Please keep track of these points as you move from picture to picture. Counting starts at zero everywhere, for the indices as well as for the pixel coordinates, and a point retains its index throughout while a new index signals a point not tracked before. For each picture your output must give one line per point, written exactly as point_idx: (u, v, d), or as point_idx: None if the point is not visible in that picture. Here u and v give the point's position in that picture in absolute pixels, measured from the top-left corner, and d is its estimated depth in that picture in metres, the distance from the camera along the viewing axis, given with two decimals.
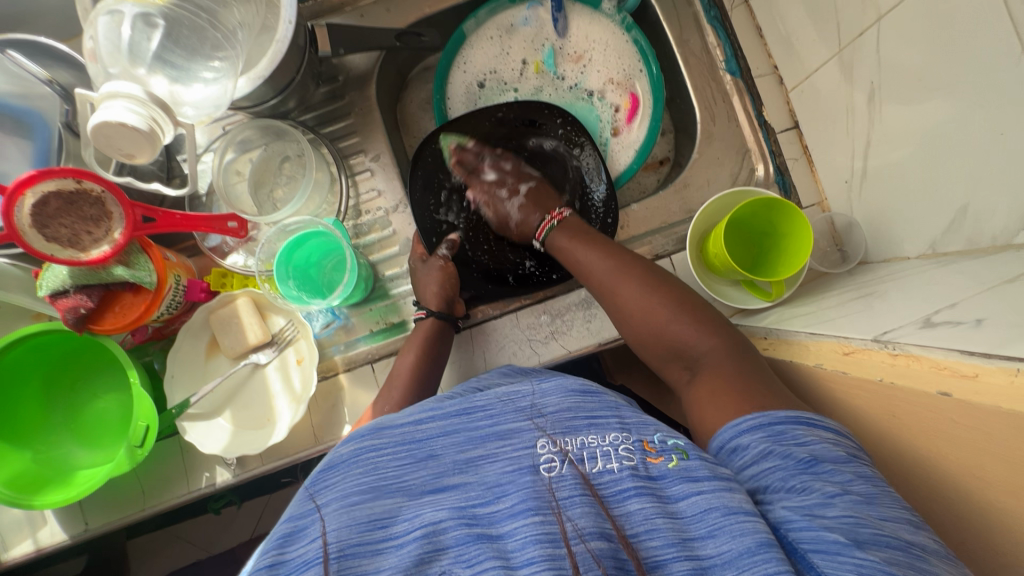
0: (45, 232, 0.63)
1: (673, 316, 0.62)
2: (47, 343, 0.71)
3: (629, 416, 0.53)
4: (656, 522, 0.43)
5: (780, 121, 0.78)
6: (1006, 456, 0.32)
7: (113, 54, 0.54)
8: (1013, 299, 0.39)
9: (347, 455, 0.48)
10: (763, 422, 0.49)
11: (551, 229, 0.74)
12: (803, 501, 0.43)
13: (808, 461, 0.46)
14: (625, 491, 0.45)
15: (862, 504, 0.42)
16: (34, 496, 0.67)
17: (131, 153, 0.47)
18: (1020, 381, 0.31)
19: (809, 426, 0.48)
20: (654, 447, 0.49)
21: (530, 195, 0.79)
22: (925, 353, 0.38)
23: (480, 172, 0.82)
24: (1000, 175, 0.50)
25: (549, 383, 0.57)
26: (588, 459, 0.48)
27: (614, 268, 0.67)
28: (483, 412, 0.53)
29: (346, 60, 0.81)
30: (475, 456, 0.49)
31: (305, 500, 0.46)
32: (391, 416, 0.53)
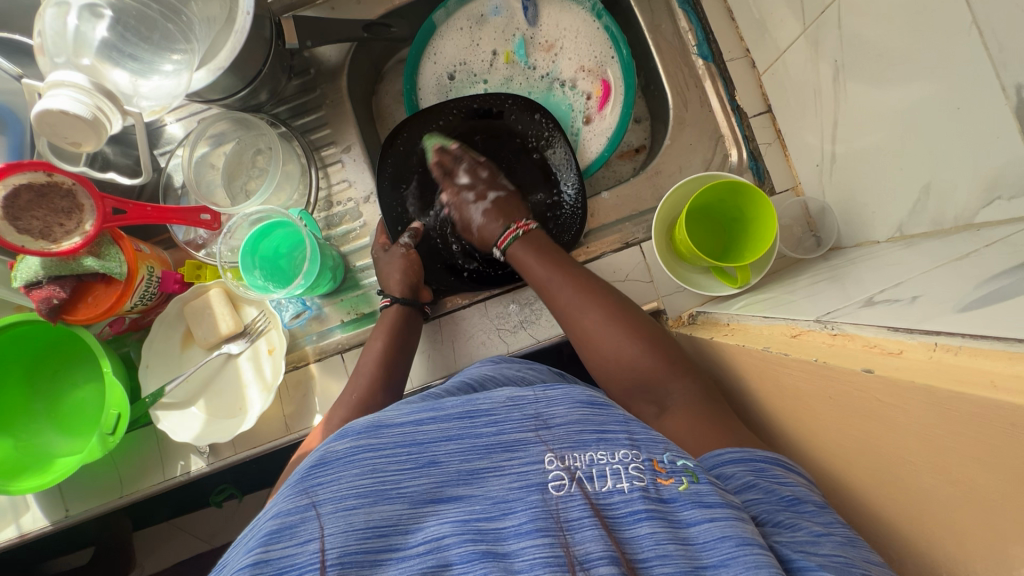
0: (17, 223, 0.65)
1: (641, 352, 0.61)
2: (26, 334, 0.73)
3: (639, 431, 0.49)
4: (667, 547, 0.40)
5: (753, 106, 0.76)
6: (917, 434, 0.31)
7: (59, 43, 0.56)
8: (950, 277, 0.38)
9: (344, 452, 0.44)
10: (746, 457, 0.49)
11: (515, 239, 0.72)
12: (794, 536, 0.42)
13: (791, 499, 0.44)
14: (635, 515, 0.42)
15: (850, 546, 0.40)
16: (13, 481, 0.68)
17: (77, 141, 0.48)
18: (937, 355, 0.30)
19: (786, 468, 0.48)
20: (664, 468, 0.45)
21: (495, 205, 0.76)
22: (859, 331, 0.37)
23: (455, 176, 0.80)
24: (958, 152, 0.49)
25: (556, 390, 0.52)
26: (597, 477, 0.44)
27: (579, 295, 0.65)
28: (487, 418, 0.48)
29: (317, 53, 0.82)
30: (479, 468, 0.45)
31: (298, 494, 0.41)
32: (389, 412, 0.48)
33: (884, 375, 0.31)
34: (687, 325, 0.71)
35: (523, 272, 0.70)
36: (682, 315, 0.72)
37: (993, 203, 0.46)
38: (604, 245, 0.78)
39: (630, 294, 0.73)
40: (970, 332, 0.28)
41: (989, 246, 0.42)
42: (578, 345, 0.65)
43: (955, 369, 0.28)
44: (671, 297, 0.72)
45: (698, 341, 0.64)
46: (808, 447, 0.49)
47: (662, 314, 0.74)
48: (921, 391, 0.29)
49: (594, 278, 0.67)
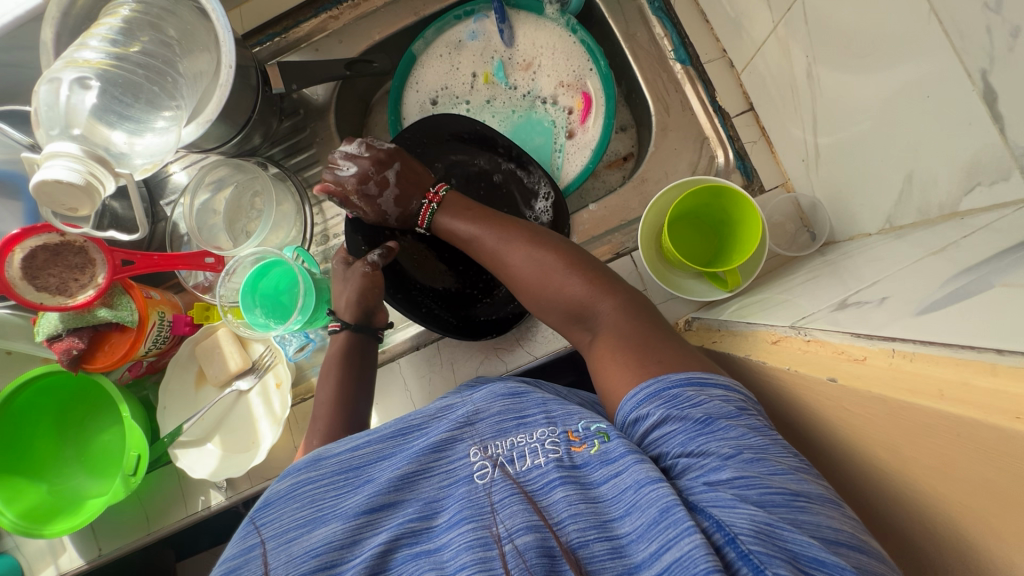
0: (36, 282, 0.69)
1: (565, 273, 0.60)
2: (50, 384, 0.77)
3: (555, 408, 0.53)
4: (578, 507, 0.43)
5: (734, 105, 0.76)
6: (891, 443, 0.30)
7: (53, 117, 0.60)
8: (923, 276, 0.37)
9: (284, 490, 0.50)
10: (657, 387, 0.48)
11: (433, 213, 0.70)
12: (699, 466, 0.43)
13: (704, 420, 0.45)
14: (551, 483, 0.46)
15: (755, 460, 0.42)
16: (46, 525, 0.72)
17: (73, 206, 0.52)
18: (894, 361, 0.29)
19: (701, 386, 0.47)
20: (578, 436, 0.49)
21: (401, 182, 0.70)
22: (827, 337, 0.36)
23: (337, 167, 0.71)
24: (935, 140, 0.48)
25: (479, 392, 0.57)
26: (517, 458, 0.48)
27: (500, 241, 0.65)
28: (418, 432, 0.55)
29: (305, 94, 0.85)
30: (410, 472, 0.50)
31: (247, 536, 0.48)
32: (330, 445, 0.54)
33: (846, 385, 0.31)
34: (684, 332, 0.69)
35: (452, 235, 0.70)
36: (678, 321, 0.70)
37: (974, 190, 0.45)
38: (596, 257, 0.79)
39: None
40: (921, 337, 0.28)
41: (969, 236, 0.40)
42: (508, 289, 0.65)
43: (909, 378, 0.27)
44: (665, 304, 0.71)
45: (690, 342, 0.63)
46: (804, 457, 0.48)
47: None
48: (879, 401, 0.29)
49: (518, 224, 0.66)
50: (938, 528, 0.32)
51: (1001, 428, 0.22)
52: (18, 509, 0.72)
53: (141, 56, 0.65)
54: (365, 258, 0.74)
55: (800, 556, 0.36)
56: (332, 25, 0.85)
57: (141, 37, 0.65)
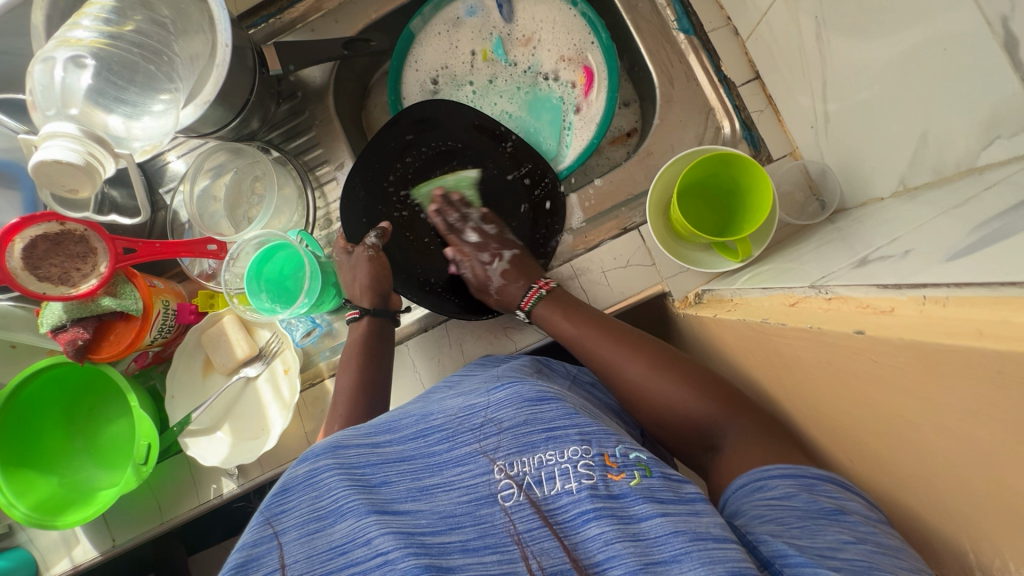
0: (38, 272, 0.68)
1: (686, 389, 0.57)
2: (56, 377, 0.76)
3: (589, 425, 0.50)
4: (616, 547, 0.40)
5: (740, 74, 0.74)
6: (918, 393, 0.29)
7: (47, 97, 0.59)
8: (946, 229, 0.36)
9: (303, 477, 0.47)
10: (795, 472, 0.46)
11: (539, 299, 0.69)
12: (812, 542, 0.40)
13: (833, 509, 0.42)
14: (585, 515, 0.43)
15: (882, 552, 0.38)
16: (59, 517, 0.72)
17: (74, 188, 0.51)
18: (926, 309, 0.28)
19: (842, 486, 0.44)
20: (614, 462, 0.46)
21: (513, 263, 0.74)
22: (851, 293, 0.36)
23: (462, 234, 0.78)
24: (954, 93, 0.47)
25: (506, 390, 0.53)
26: (546, 480, 0.45)
27: (613, 345, 0.63)
28: (439, 435, 0.51)
29: (302, 76, 0.83)
30: (430, 483, 0.47)
31: (261, 526, 0.45)
32: (348, 433, 0.52)
33: (874, 335, 0.30)
34: (694, 305, 0.69)
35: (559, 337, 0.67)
36: (688, 295, 0.70)
37: (994, 143, 0.44)
38: (602, 233, 0.77)
39: (634, 280, 0.72)
40: (957, 281, 0.27)
41: (988, 189, 0.40)
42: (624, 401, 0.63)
43: (945, 322, 0.26)
44: (675, 278, 0.70)
45: (702, 323, 0.63)
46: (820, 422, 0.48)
47: (669, 296, 0.72)
48: (910, 347, 0.27)
49: (632, 332, 0.64)
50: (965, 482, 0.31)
51: None
52: (31, 501, 0.72)
53: (135, 35, 0.63)
54: (363, 243, 0.75)
55: None
56: (327, 4, 0.83)
57: (134, 16, 0.64)
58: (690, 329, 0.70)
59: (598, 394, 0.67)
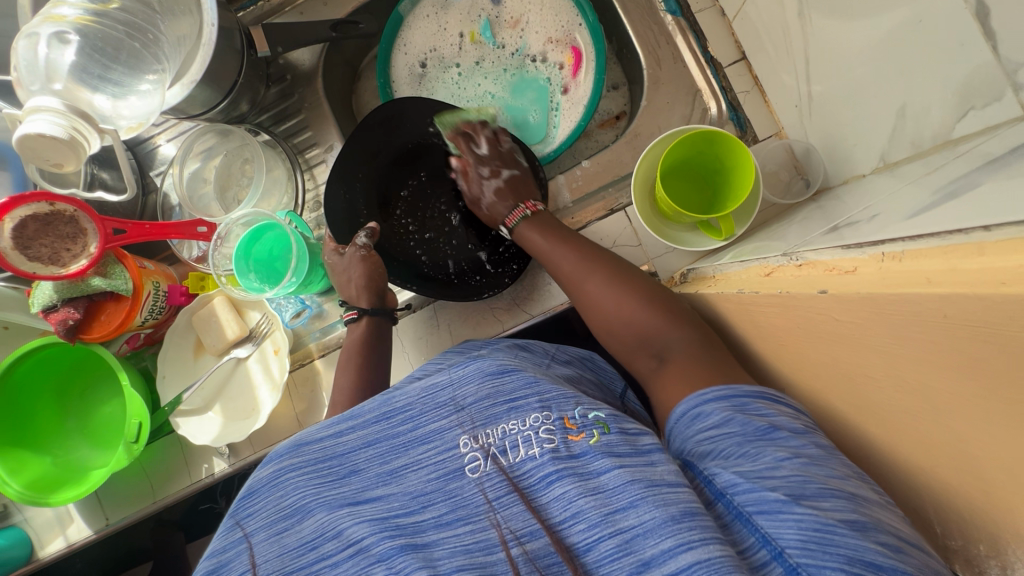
0: (28, 252, 0.68)
1: (643, 304, 0.60)
2: (48, 357, 0.77)
3: (550, 390, 0.49)
4: (579, 504, 0.41)
5: (727, 55, 0.74)
6: (875, 351, 0.30)
7: (32, 72, 0.61)
8: (916, 193, 0.36)
9: (269, 478, 0.47)
10: (728, 394, 0.48)
11: (522, 218, 0.71)
12: (753, 465, 0.42)
13: (766, 428, 0.44)
14: (547, 478, 0.43)
15: (814, 464, 0.40)
16: (53, 495, 0.73)
17: (58, 161, 0.53)
18: (884, 265, 0.29)
19: (772, 401, 0.47)
20: (575, 424, 0.46)
21: (509, 183, 0.74)
22: (819, 258, 0.36)
23: (474, 143, 0.77)
24: (931, 65, 0.47)
25: (467, 368, 0.53)
26: (510, 449, 0.46)
27: (579, 261, 0.65)
28: (404, 415, 0.50)
29: (291, 59, 0.84)
30: (398, 465, 0.47)
31: (230, 531, 0.46)
32: (311, 429, 0.51)
33: (835, 293, 0.31)
34: (680, 285, 0.69)
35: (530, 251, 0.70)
36: (674, 275, 0.70)
37: (968, 114, 0.44)
38: (589, 214, 0.77)
39: (620, 260, 0.73)
40: (912, 235, 0.28)
41: (959, 157, 0.40)
42: (580, 310, 0.66)
43: (897, 274, 0.27)
44: (661, 258, 0.71)
45: (686, 299, 0.63)
46: (797, 394, 0.48)
47: (655, 277, 0.72)
48: (868, 301, 0.28)
49: (596, 248, 0.66)
50: (925, 444, 0.31)
51: (990, 297, 0.21)
52: (24, 479, 0.73)
53: (121, 13, 0.64)
54: (355, 243, 0.74)
55: (856, 560, 0.35)
56: None
57: None
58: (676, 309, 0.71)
59: (583, 370, 0.67)
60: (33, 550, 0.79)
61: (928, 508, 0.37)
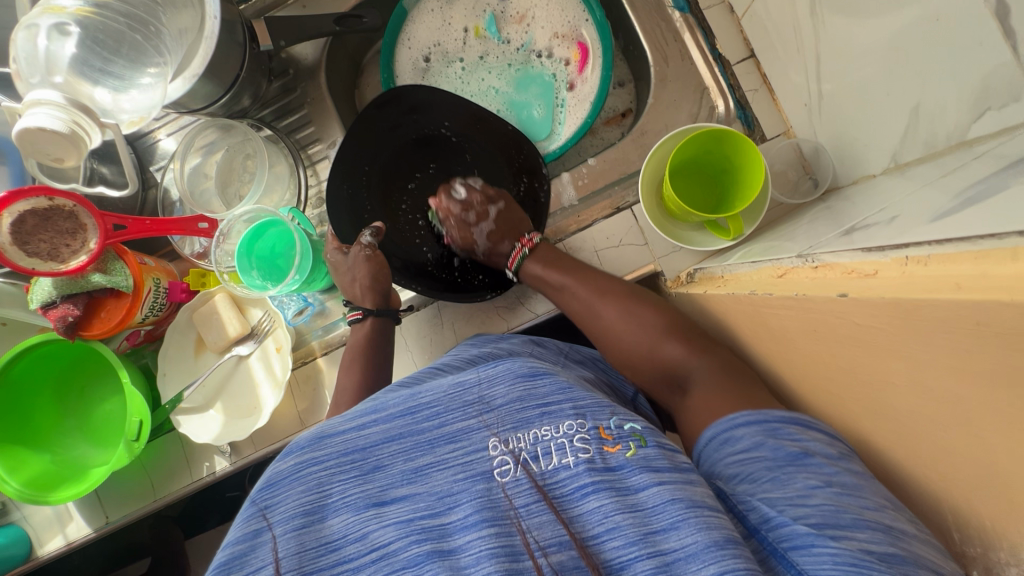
0: (26, 248, 0.67)
1: (663, 335, 0.60)
2: (47, 354, 0.76)
3: (584, 398, 0.49)
4: (616, 519, 0.41)
5: (735, 53, 0.73)
6: (898, 356, 0.29)
7: (32, 66, 0.60)
8: (936, 195, 0.36)
9: (290, 471, 0.46)
10: (758, 418, 0.48)
11: (524, 257, 0.72)
12: (784, 493, 0.42)
13: (797, 454, 0.44)
14: (582, 489, 0.43)
15: (848, 494, 0.40)
16: (52, 493, 0.72)
17: (59, 156, 0.52)
18: (908, 269, 0.28)
19: (805, 426, 0.46)
20: (610, 434, 0.46)
21: (499, 219, 0.75)
22: (837, 260, 0.36)
23: (451, 191, 0.79)
24: (946, 64, 0.47)
25: (499, 367, 0.52)
26: (542, 455, 0.45)
27: (594, 291, 0.65)
28: (428, 411, 0.50)
29: (294, 53, 0.83)
30: (423, 463, 0.46)
31: (249, 519, 0.44)
32: (334, 421, 0.50)
33: (857, 297, 0.30)
34: (686, 285, 0.69)
35: (541, 288, 0.70)
36: (680, 275, 0.70)
37: (984, 115, 0.44)
38: (595, 212, 0.77)
39: (626, 259, 0.72)
40: (938, 238, 0.27)
41: (976, 159, 0.40)
42: (597, 343, 0.66)
43: (924, 279, 0.26)
44: (668, 258, 0.70)
45: (694, 300, 0.63)
46: (809, 396, 0.48)
47: (661, 276, 0.72)
48: (892, 305, 0.27)
49: (609, 277, 0.67)
50: (946, 449, 0.31)
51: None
52: (23, 478, 0.72)
53: (122, 5, 0.63)
54: (360, 241, 0.74)
55: None
56: None
57: None
58: (682, 308, 0.70)
59: (591, 370, 0.67)
60: (32, 549, 0.78)
61: (945, 513, 0.37)
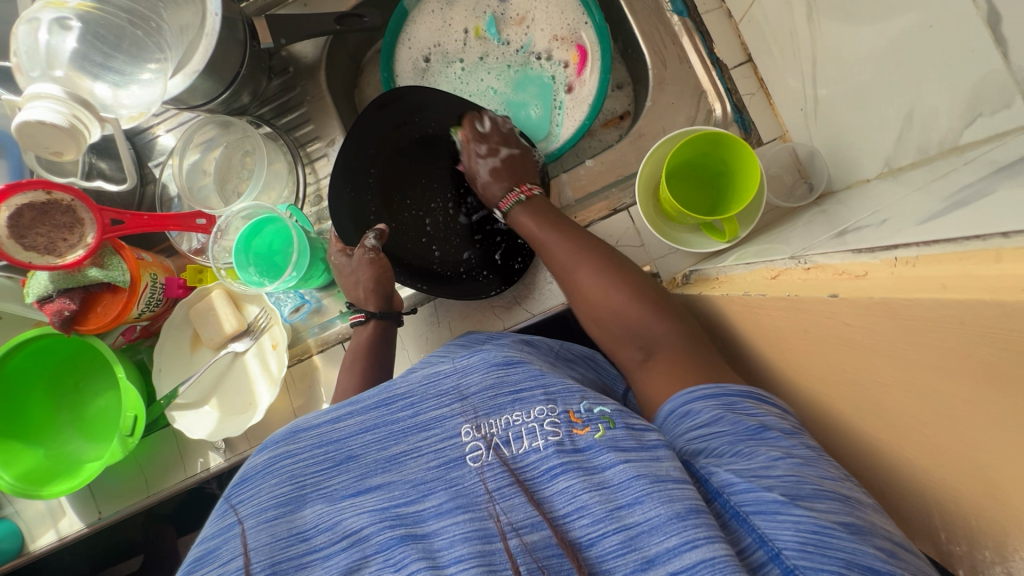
0: (24, 241, 0.67)
1: (632, 300, 0.60)
2: (42, 348, 0.76)
3: (555, 384, 0.50)
4: (583, 498, 0.41)
5: (732, 57, 0.74)
6: (886, 356, 0.30)
7: (32, 59, 0.60)
8: (925, 200, 0.37)
9: (263, 466, 0.46)
10: (718, 393, 0.49)
11: (517, 203, 0.72)
12: (748, 463, 0.43)
13: (757, 427, 0.45)
14: (552, 470, 0.43)
15: (807, 465, 0.42)
16: (44, 487, 0.72)
17: (59, 150, 0.52)
18: (896, 270, 0.29)
19: (758, 400, 0.48)
20: (580, 418, 0.46)
21: (505, 163, 0.75)
22: (828, 262, 0.36)
23: (480, 121, 0.77)
24: (939, 71, 0.47)
25: (473, 357, 0.53)
26: (513, 440, 0.45)
27: (575, 253, 0.65)
28: (403, 401, 0.50)
29: (294, 51, 0.83)
30: (397, 451, 0.47)
31: (224, 515, 0.44)
32: (309, 416, 0.51)
33: (846, 298, 0.31)
34: (682, 286, 0.69)
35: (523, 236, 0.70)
36: (676, 277, 0.70)
37: (976, 121, 0.44)
38: (592, 213, 0.77)
39: None
40: (926, 240, 0.28)
41: (966, 164, 0.40)
42: (570, 300, 0.66)
43: (912, 279, 0.27)
44: (663, 259, 0.72)
45: (689, 301, 0.63)
46: (800, 397, 0.48)
47: (657, 278, 0.72)
48: (880, 306, 0.28)
49: (591, 238, 0.66)
50: (932, 448, 0.31)
51: (1009, 303, 0.21)
52: (16, 472, 0.72)
53: (124, 1, 0.63)
54: (363, 244, 0.73)
55: (852, 562, 0.35)
56: None
57: None
58: (677, 310, 0.71)
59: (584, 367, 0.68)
60: (24, 543, 0.78)
61: (931, 511, 0.38)
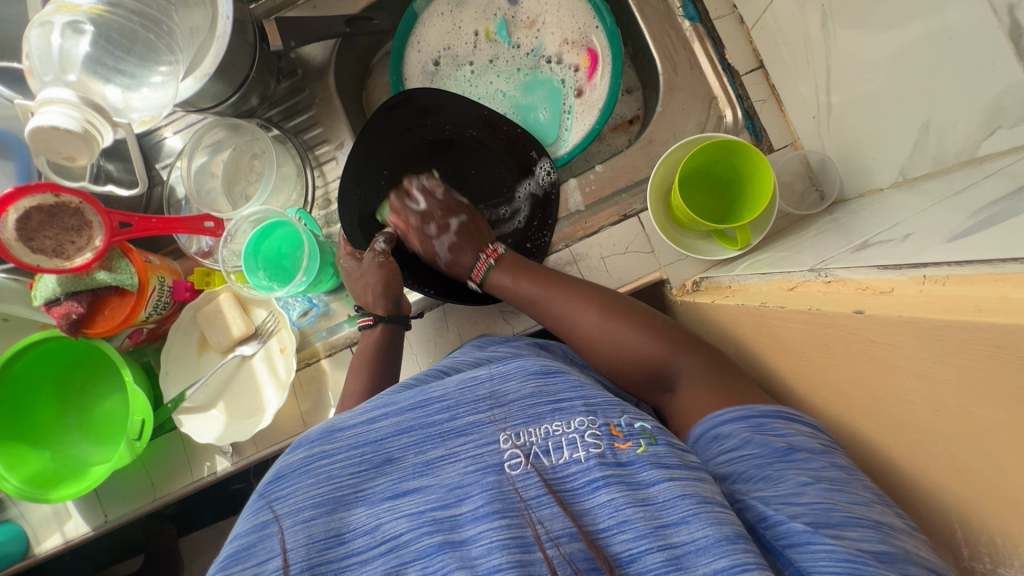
0: (32, 244, 0.66)
1: (638, 333, 0.61)
2: (49, 351, 0.75)
3: (595, 396, 0.50)
4: (627, 512, 0.40)
5: (744, 63, 0.74)
6: (915, 374, 0.29)
7: (45, 64, 0.59)
8: (948, 214, 0.36)
9: (300, 463, 0.46)
10: (744, 414, 0.50)
11: (489, 268, 0.71)
12: (775, 490, 0.43)
13: (785, 449, 0.45)
14: (593, 483, 0.43)
15: (837, 491, 0.41)
16: (50, 491, 0.71)
17: (71, 154, 0.52)
18: (925, 288, 0.29)
19: (789, 420, 0.48)
20: (621, 431, 0.46)
21: (460, 232, 0.75)
22: (851, 276, 0.36)
23: (410, 200, 0.78)
24: (956, 83, 0.47)
25: (511, 364, 0.53)
26: (553, 450, 0.45)
27: (564, 301, 0.65)
28: (440, 404, 0.50)
29: (303, 54, 0.82)
30: (434, 456, 0.46)
31: (258, 512, 0.44)
32: (344, 416, 0.51)
33: (874, 315, 0.30)
34: (692, 293, 0.69)
35: (508, 298, 0.70)
36: (686, 283, 0.70)
37: (994, 133, 0.44)
38: (602, 219, 0.77)
39: (633, 266, 0.72)
40: (956, 260, 0.27)
41: (987, 177, 0.40)
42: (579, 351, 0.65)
43: (942, 299, 0.27)
44: (673, 266, 0.71)
45: (700, 308, 0.63)
46: (817, 409, 0.48)
47: (667, 284, 0.72)
48: (909, 324, 0.28)
49: (584, 283, 0.67)
50: (958, 465, 0.31)
51: None
52: (22, 475, 0.71)
53: (135, 3, 0.63)
54: (373, 248, 0.75)
55: None
56: None
57: None
58: (688, 316, 0.71)
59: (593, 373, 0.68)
60: (29, 546, 0.77)
61: (952, 526, 0.37)
